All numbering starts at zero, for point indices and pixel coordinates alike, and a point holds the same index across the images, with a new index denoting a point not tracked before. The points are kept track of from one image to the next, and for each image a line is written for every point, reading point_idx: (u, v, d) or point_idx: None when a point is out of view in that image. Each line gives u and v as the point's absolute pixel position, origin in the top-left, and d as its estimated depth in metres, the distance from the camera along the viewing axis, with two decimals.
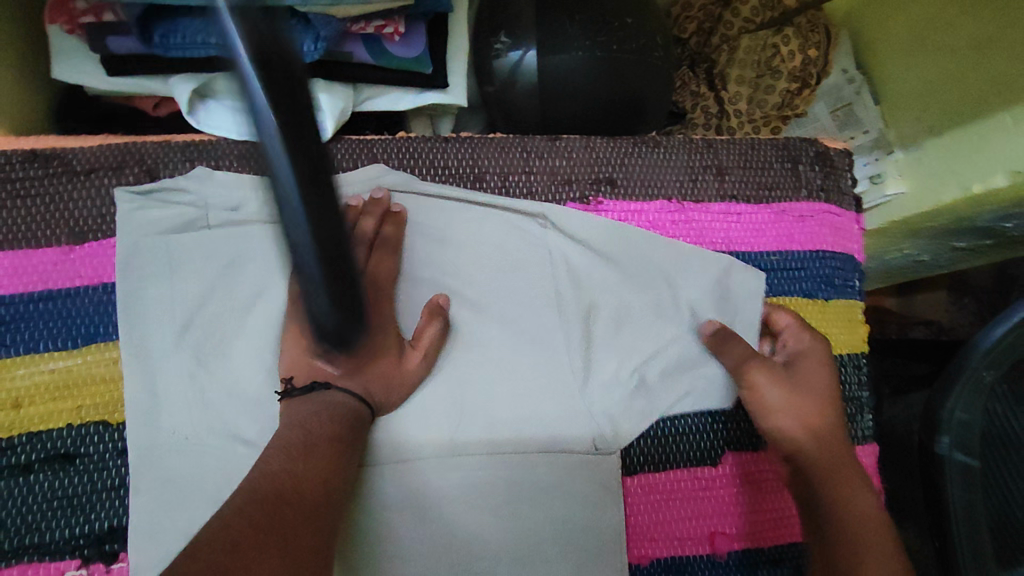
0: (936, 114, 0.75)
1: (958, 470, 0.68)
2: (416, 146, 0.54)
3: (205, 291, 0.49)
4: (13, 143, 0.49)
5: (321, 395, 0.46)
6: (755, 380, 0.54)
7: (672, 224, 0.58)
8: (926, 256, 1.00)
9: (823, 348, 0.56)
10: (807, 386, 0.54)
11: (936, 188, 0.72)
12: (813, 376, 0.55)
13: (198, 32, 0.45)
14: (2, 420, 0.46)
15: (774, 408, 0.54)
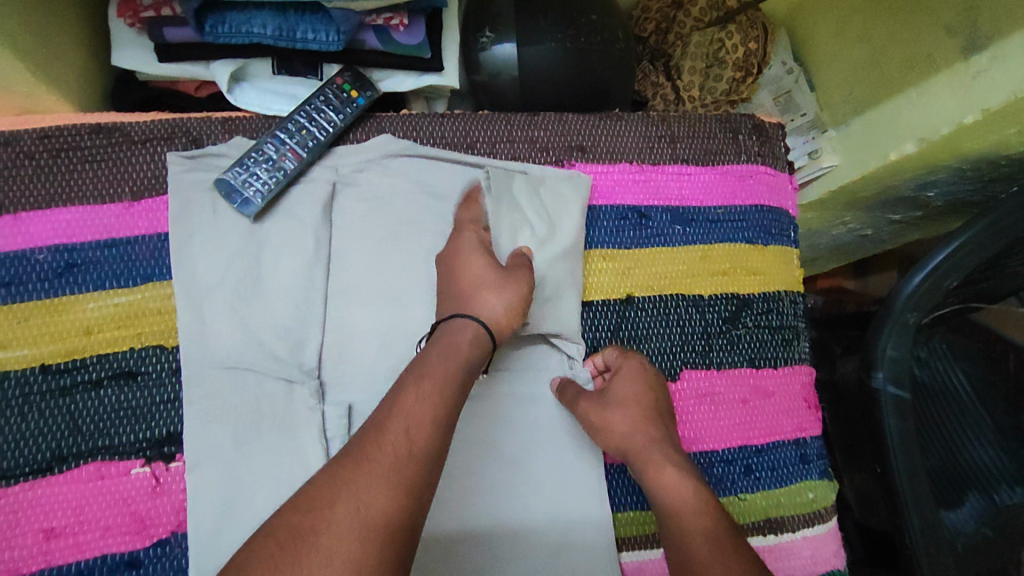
0: (862, 97, 0.87)
1: (892, 401, 0.77)
2: (417, 120, 0.65)
3: (243, 244, 0.58)
4: (83, 119, 0.58)
5: (445, 328, 0.52)
6: (586, 410, 0.59)
7: (634, 183, 0.69)
8: (869, 231, 1.10)
9: (636, 365, 0.62)
10: (626, 396, 0.59)
11: (862, 159, 0.84)
12: (636, 389, 0.60)
13: (243, 23, 0.56)
14: (74, 344, 0.54)
15: (598, 428, 0.59)
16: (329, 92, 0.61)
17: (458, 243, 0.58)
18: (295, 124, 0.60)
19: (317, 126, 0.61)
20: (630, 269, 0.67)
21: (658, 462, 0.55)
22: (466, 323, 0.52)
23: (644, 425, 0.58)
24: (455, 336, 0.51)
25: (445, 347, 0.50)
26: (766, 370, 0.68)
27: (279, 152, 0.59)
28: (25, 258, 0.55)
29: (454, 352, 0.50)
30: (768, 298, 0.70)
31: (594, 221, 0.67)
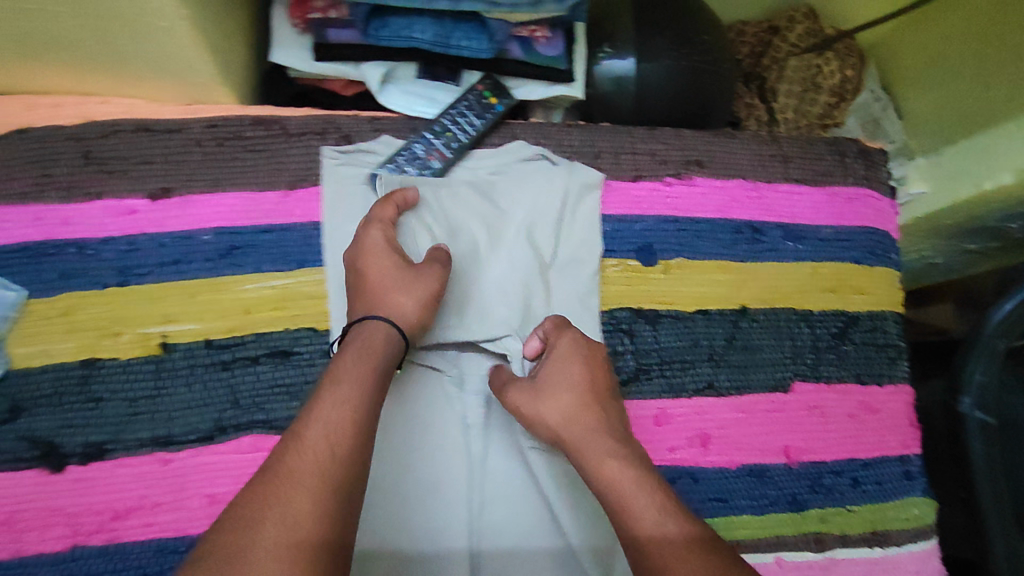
0: (956, 126, 0.89)
1: (977, 426, 0.74)
2: (547, 129, 0.68)
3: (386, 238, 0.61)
4: (248, 112, 0.62)
5: (360, 328, 0.51)
6: (517, 403, 0.54)
7: (749, 199, 0.71)
8: (937, 257, 1.12)
9: (570, 340, 0.55)
10: (560, 391, 0.52)
11: (951, 185, 0.87)
12: (563, 379, 0.53)
13: (403, 28, 0.59)
14: (233, 322, 0.57)
15: (533, 418, 0.53)
16: (471, 97, 0.65)
17: (367, 239, 0.56)
18: (440, 125, 0.64)
19: (460, 128, 0.64)
20: (744, 282, 0.69)
21: (587, 447, 0.49)
22: (380, 325, 0.50)
23: (577, 408, 0.51)
24: (361, 338, 0.49)
25: (353, 344, 0.49)
26: (872, 387, 0.70)
27: (426, 152, 0.63)
28: (190, 239, 0.58)
29: (369, 347, 0.49)
30: (874, 316, 0.72)
31: (711, 233, 0.69)
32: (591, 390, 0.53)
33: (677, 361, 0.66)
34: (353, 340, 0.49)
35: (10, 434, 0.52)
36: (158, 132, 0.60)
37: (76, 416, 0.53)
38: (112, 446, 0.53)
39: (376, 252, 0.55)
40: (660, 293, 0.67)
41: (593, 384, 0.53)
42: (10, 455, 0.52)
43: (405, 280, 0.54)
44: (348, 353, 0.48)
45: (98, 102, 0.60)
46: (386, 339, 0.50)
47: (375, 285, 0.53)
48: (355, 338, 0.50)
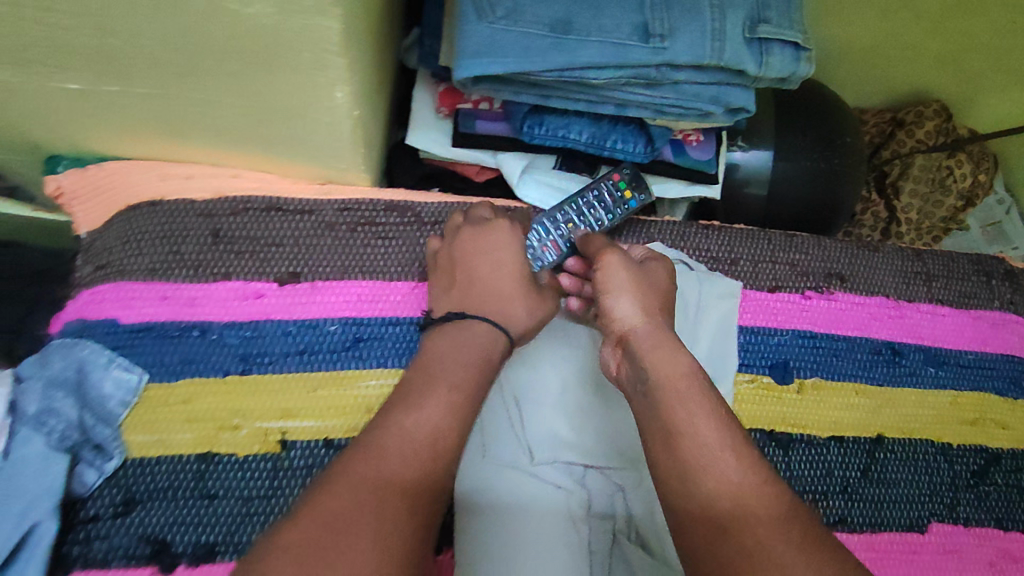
0: None
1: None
2: (686, 231, 0.65)
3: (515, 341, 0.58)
4: (381, 196, 0.60)
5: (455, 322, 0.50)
6: (607, 262, 0.52)
7: (889, 318, 0.67)
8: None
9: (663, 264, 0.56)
10: (651, 282, 0.53)
11: None
12: (660, 278, 0.54)
13: (559, 127, 0.57)
14: (354, 421, 0.54)
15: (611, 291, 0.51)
16: (604, 189, 0.60)
17: (476, 237, 0.54)
18: (565, 215, 0.59)
19: (585, 221, 0.59)
20: (880, 407, 0.65)
21: (662, 343, 0.48)
22: (481, 325, 0.50)
23: (658, 310, 0.51)
24: (467, 337, 0.49)
25: (458, 340, 0.49)
26: (1015, 534, 0.64)
27: (541, 240, 0.58)
28: (317, 328, 0.55)
29: (475, 354, 0.48)
30: (1017, 455, 0.66)
31: (849, 352, 0.65)
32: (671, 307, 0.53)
33: (808, 492, 0.61)
34: (456, 334, 0.49)
35: (122, 529, 0.49)
36: (289, 212, 0.58)
37: (189, 513, 0.50)
38: (223, 548, 0.50)
39: (490, 250, 0.54)
40: (793, 415, 0.63)
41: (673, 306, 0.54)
42: (120, 552, 0.49)
43: (518, 291, 0.53)
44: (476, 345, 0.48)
45: (231, 177, 0.58)
46: (494, 342, 0.49)
47: (487, 286, 0.52)
48: (456, 330, 0.49)
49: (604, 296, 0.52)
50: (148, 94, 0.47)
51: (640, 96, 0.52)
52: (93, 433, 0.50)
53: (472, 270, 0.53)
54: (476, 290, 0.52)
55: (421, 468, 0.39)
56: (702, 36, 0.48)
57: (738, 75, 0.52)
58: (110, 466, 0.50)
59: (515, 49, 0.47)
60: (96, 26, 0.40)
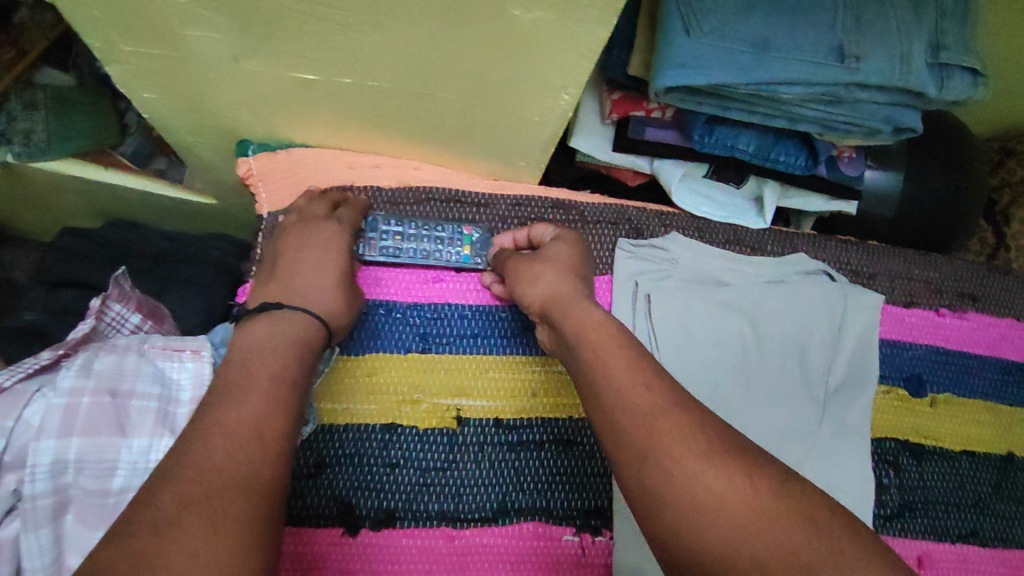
0: None
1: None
2: (826, 244, 0.68)
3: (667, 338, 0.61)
4: (548, 195, 0.64)
5: (273, 313, 0.47)
6: (518, 265, 0.53)
7: (1021, 340, 0.69)
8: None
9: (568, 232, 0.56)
10: (550, 255, 0.52)
11: None
12: (564, 250, 0.53)
13: (728, 138, 0.60)
14: (521, 404, 0.57)
15: (527, 274, 0.52)
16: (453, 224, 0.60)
17: (311, 234, 0.54)
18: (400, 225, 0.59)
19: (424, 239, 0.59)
20: (1009, 426, 0.66)
21: (570, 306, 0.47)
22: (292, 315, 0.47)
23: (568, 277, 0.50)
24: (286, 329, 0.46)
25: (288, 322, 0.47)
26: None
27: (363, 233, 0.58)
28: (487, 313, 0.59)
29: (296, 343, 0.46)
30: None
31: (980, 370, 0.67)
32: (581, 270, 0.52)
33: (943, 503, 0.63)
34: (275, 323, 0.47)
35: (315, 489, 0.52)
36: (468, 205, 0.62)
37: (373, 479, 0.53)
38: (402, 515, 0.53)
39: (311, 249, 0.53)
40: (926, 427, 0.65)
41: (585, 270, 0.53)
42: (312, 512, 0.52)
43: (337, 285, 0.52)
44: (268, 326, 0.46)
45: (415, 168, 0.63)
46: (315, 334, 0.48)
47: (306, 277, 0.51)
48: (279, 321, 0.47)
49: (519, 279, 0.52)
50: (374, 88, 0.52)
51: (817, 112, 0.56)
52: None
53: (297, 265, 0.52)
54: (297, 283, 0.51)
55: (239, 444, 0.38)
56: (893, 57, 0.51)
57: (913, 97, 0.55)
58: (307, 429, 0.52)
59: (723, 62, 0.50)
60: (363, 24, 0.44)
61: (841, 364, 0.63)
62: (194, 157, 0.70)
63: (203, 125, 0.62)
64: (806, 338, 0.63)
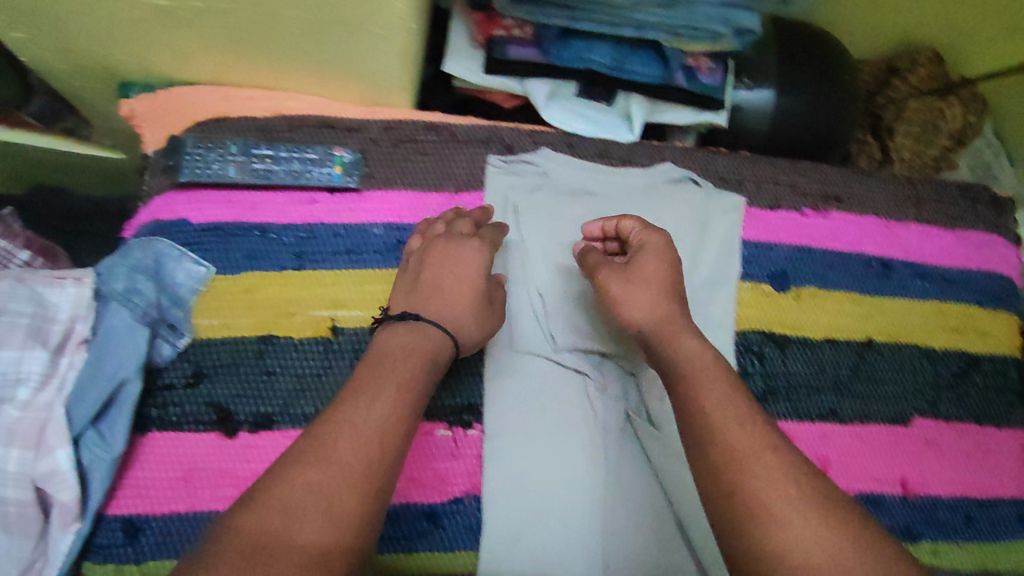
0: None
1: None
2: (695, 154, 0.71)
3: (535, 244, 0.64)
4: (421, 118, 0.66)
5: (410, 325, 0.50)
6: (603, 282, 0.56)
7: (882, 235, 0.73)
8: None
9: (663, 240, 0.57)
10: (646, 270, 0.54)
11: None
12: (654, 262, 0.55)
13: (582, 51, 0.64)
14: None
15: (620, 293, 0.54)
16: (311, 150, 0.62)
17: (455, 249, 0.56)
18: (261, 153, 0.61)
19: (282, 162, 0.61)
20: (871, 314, 0.71)
21: (672, 332, 0.51)
22: (400, 328, 0.50)
23: (663, 298, 0.53)
24: (417, 341, 0.49)
25: (415, 333, 0.49)
26: (990, 428, 0.71)
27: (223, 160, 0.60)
28: (362, 231, 0.62)
29: (422, 356, 0.48)
30: (995, 359, 0.73)
31: (843, 266, 0.71)
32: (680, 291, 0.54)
33: (804, 387, 0.67)
34: (417, 334, 0.49)
35: (192, 397, 0.56)
36: (339, 130, 0.64)
37: (248, 386, 0.57)
38: (279, 418, 0.57)
39: (450, 264, 0.55)
40: (791, 319, 0.69)
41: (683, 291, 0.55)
42: (190, 418, 0.55)
43: (472, 301, 0.54)
44: (396, 345, 0.48)
45: (287, 98, 0.65)
46: (444, 347, 0.50)
47: (442, 294, 0.53)
48: (411, 331, 0.49)
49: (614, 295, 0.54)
50: (225, 11, 0.53)
51: (655, 16, 0.59)
52: (167, 313, 0.56)
53: (439, 276, 0.54)
54: (438, 297, 0.53)
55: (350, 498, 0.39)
56: None
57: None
58: (183, 342, 0.56)
59: None
60: None
61: (704, 265, 0.67)
62: (86, 105, 0.71)
63: (81, 67, 0.63)
64: (670, 242, 0.66)
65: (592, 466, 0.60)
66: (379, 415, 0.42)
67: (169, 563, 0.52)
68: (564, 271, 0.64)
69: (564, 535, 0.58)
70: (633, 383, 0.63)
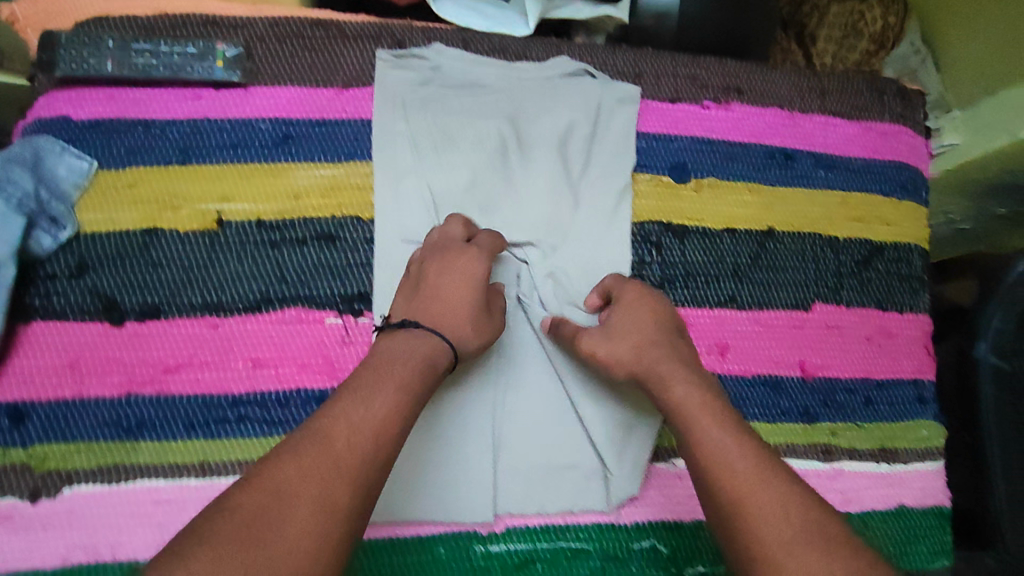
0: (998, 70, 0.86)
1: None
2: (593, 49, 0.70)
3: (425, 136, 0.63)
4: (308, 15, 0.65)
5: (408, 331, 0.53)
6: (587, 343, 0.58)
7: (784, 127, 0.72)
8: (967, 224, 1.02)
9: (634, 287, 0.61)
10: (626, 325, 0.58)
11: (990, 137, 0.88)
12: (641, 313, 0.59)
13: None
14: (284, 206, 0.61)
15: (616, 330, 0.58)
16: (188, 46, 0.61)
17: (453, 258, 0.57)
18: (138, 48, 0.60)
19: (159, 57, 0.60)
20: (773, 204, 0.71)
21: (662, 373, 0.55)
22: (408, 334, 0.53)
23: (649, 346, 0.57)
24: (417, 346, 0.52)
25: (426, 347, 0.52)
26: (893, 313, 0.72)
27: (98, 57, 0.59)
28: (248, 126, 0.62)
29: (423, 360, 0.51)
30: (899, 248, 0.73)
31: (744, 157, 0.71)
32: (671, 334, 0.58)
33: (702, 275, 0.68)
34: (425, 345, 0.52)
35: (77, 287, 0.56)
36: (223, 27, 0.63)
37: (134, 277, 0.57)
38: (166, 308, 0.58)
39: (450, 275, 0.56)
40: (689, 209, 0.69)
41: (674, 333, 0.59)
42: (74, 308, 0.56)
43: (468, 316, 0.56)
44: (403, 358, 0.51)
45: None
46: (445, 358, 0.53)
47: (440, 301, 0.55)
48: (410, 338, 0.52)
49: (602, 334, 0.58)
50: None
51: None
52: (48, 206, 0.57)
53: (435, 290, 0.56)
54: (434, 306, 0.55)
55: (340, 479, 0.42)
56: None
57: None
58: (64, 235, 0.57)
59: None
60: None
61: (600, 157, 0.67)
62: None
63: None
64: (564, 133, 0.66)
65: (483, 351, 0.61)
66: (380, 409, 0.46)
67: (56, 446, 0.54)
68: (455, 163, 0.63)
69: (465, 428, 0.60)
70: (527, 272, 0.64)
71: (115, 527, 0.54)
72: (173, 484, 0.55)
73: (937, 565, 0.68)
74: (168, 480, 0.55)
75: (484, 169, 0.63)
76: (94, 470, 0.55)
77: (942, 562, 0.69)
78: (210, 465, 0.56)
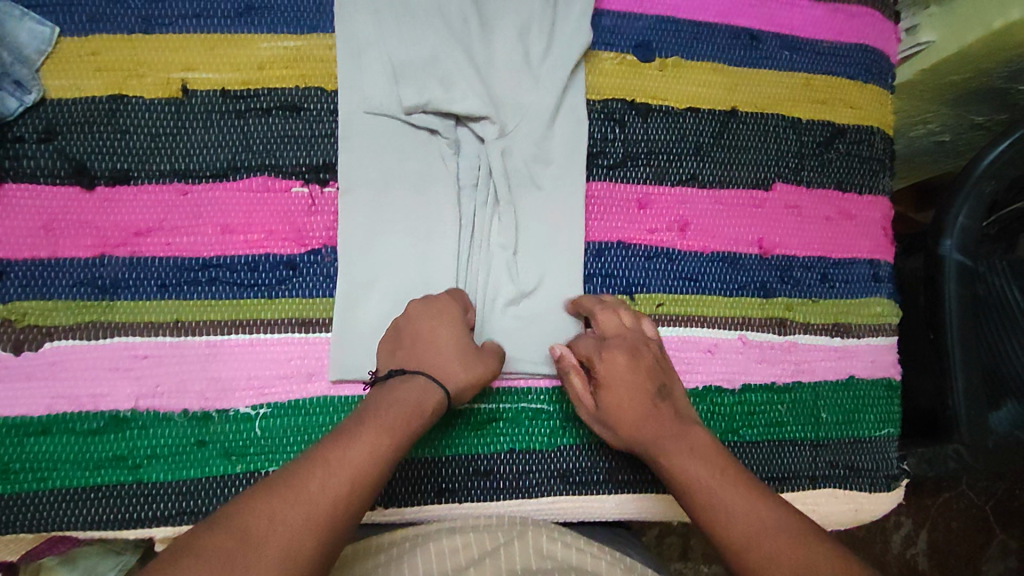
0: None
1: (956, 270, 0.72)
2: None
3: (386, 8, 0.63)
4: None
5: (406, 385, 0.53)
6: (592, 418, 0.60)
7: (750, 7, 0.72)
8: (947, 136, 0.94)
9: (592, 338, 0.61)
10: (611, 392, 0.58)
11: (965, 30, 0.74)
12: (623, 383, 0.58)
13: None
14: (249, 77, 0.62)
15: (610, 402, 0.58)
16: None
17: (438, 307, 0.57)
18: None
19: None
20: (736, 86, 0.71)
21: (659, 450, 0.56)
22: (413, 385, 0.53)
23: (641, 411, 0.57)
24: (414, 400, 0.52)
25: (409, 406, 0.51)
26: (852, 195, 0.73)
27: None
28: None
29: (414, 407, 0.51)
30: (861, 130, 0.74)
31: (709, 37, 0.71)
32: (648, 382, 0.58)
33: (665, 153, 0.69)
34: (404, 399, 0.52)
35: (46, 151, 0.59)
36: None
37: (102, 143, 0.59)
38: (135, 175, 0.59)
39: (438, 323, 0.56)
40: (653, 88, 0.69)
41: (652, 376, 0.58)
42: (45, 171, 0.58)
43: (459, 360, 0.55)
44: (391, 407, 0.51)
45: None
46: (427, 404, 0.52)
47: (432, 343, 0.55)
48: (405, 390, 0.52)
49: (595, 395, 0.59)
50: None
51: None
52: (10, 68, 0.57)
53: (429, 337, 0.56)
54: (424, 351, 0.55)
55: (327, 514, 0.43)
56: None
57: None
58: (31, 99, 0.58)
59: None
60: None
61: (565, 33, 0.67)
62: None
63: None
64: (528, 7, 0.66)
65: (445, 222, 0.63)
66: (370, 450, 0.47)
67: (34, 302, 0.57)
68: (418, 35, 0.63)
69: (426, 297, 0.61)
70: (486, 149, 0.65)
71: (96, 379, 0.57)
72: (149, 341, 0.58)
73: (884, 432, 0.71)
74: (145, 337, 0.58)
75: (446, 40, 0.63)
76: (72, 327, 0.57)
77: (890, 430, 0.71)
78: (185, 324, 0.58)
